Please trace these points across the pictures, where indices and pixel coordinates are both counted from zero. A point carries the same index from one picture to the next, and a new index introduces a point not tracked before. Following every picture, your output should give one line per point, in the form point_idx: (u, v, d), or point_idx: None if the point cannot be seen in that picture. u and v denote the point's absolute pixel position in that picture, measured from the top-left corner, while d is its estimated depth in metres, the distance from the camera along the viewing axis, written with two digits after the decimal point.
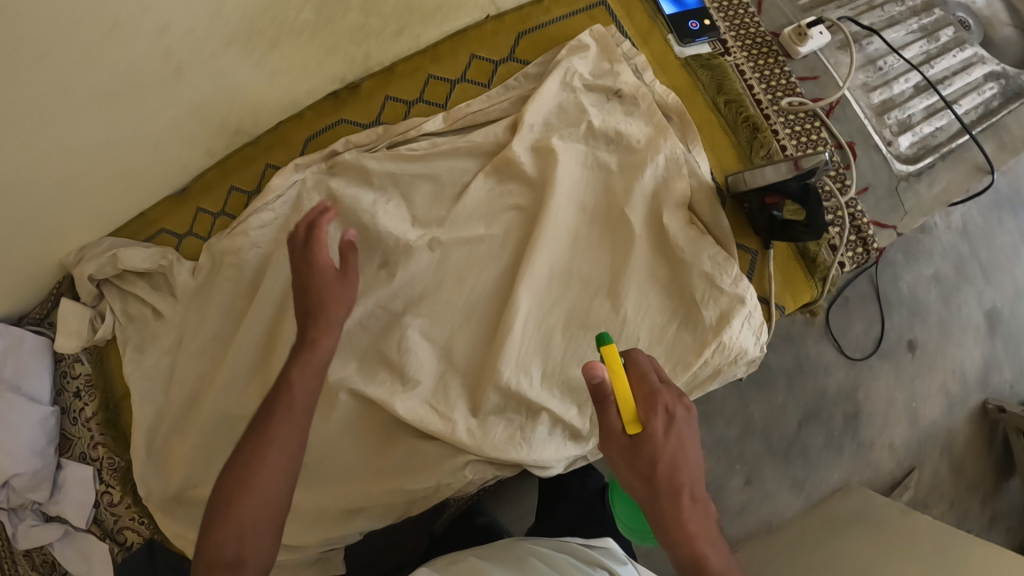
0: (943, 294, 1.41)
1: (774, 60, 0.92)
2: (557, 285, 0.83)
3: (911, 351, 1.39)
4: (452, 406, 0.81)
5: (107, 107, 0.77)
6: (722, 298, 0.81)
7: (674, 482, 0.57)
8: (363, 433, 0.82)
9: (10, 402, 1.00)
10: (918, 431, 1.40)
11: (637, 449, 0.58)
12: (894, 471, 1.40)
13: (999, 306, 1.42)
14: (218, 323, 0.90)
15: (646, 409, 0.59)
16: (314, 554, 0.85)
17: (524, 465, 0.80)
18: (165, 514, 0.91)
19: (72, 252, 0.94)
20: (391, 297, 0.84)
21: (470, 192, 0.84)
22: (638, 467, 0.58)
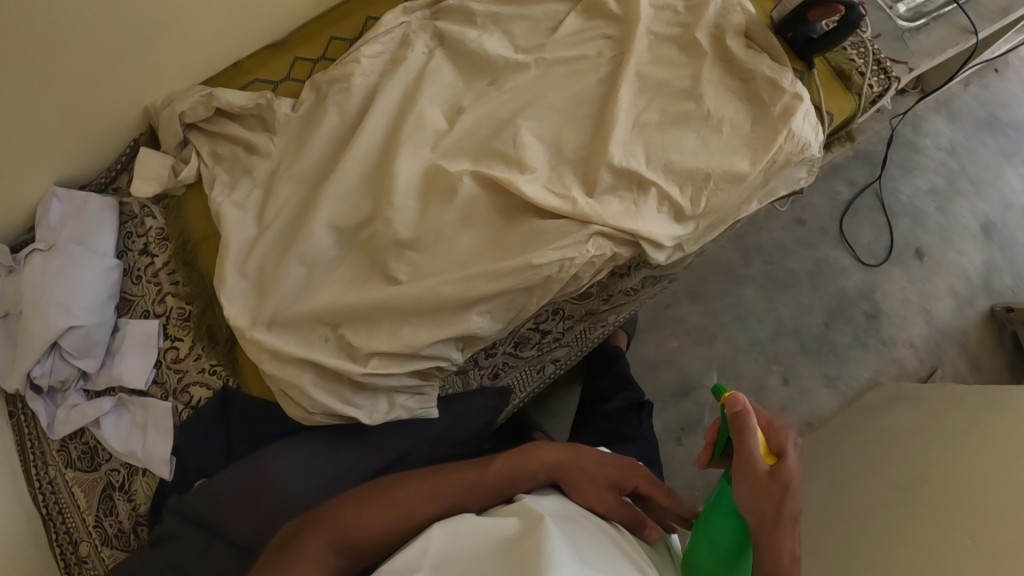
0: (940, 206, 1.47)
1: None
2: (646, 94, 0.96)
3: (919, 257, 1.45)
4: (568, 186, 0.88)
5: None
6: (784, 94, 0.96)
7: (793, 509, 0.61)
8: (480, 216, 0.87)
9: (77, 257, 1.01)
10: (935, 330, 1.43)
11: (772, 483, 0.62)
12: (918, 370, 1.42)
13: (992, 217, 1.48)
14: (321, 151, 0.93)
15: (780, 445, 0.64)
16: (422, 343, 0.85)
17: (637, 239, 0.88)
18: (250, 333, 0.88)
19: (161, 99, 1.03)
20: (499, 106, 0.92)
21: (566, 23, 0.98)
22: (769, 497, 0.62)
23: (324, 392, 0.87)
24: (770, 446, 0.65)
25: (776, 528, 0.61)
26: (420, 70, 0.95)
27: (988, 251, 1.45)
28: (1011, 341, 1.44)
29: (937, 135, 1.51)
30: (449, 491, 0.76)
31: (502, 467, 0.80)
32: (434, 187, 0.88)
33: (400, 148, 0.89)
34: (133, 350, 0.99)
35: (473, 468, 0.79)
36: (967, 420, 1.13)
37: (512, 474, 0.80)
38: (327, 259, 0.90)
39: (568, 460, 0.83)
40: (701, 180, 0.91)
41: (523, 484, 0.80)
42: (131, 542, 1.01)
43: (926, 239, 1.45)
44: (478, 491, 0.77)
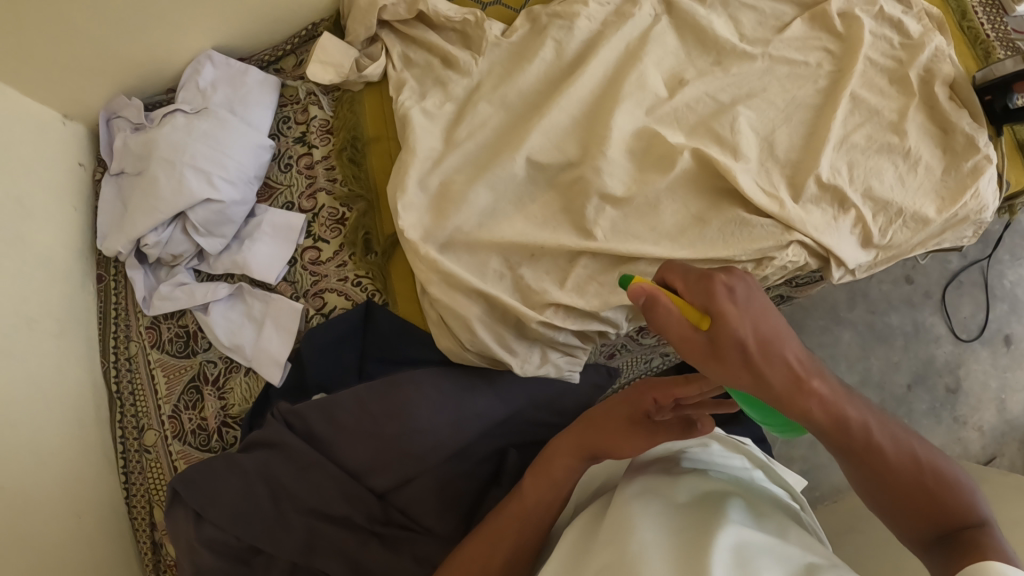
0: None
1: (996, 10, 1.13)
2: (858, 115, 0.94)
3: (1007, 344, 1.46)
4: (776, 186, 0.85)
5: None
6: (977, 153, 0.95)
7: (767, 351, 0.53)
8: (688, 192, 0.84)
9: (228, 125, 0.94)
10: (1004, 420, 1.45)
11: (722, 353, 0.53)
12: (979, 454, 1.44)
13: None
14: (529, 86, 0.89)
15: (706, 300, 0.54)
16: (602, 303, 0.81)
17: (826, 256, 0.87)
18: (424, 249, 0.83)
19: None
20: (720, 89, 0.90)
21: (793, 25, 0.96)
22: (743, 370, 0.53)
23: (491, 329, 0.82)
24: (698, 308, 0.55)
25: (779, 394, 0.54)
26: (644, 34, 0.92)
27: None
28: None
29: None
30: (514, 521, 0.72)
31: (530, 485, 0.74)
32: (646, 153, 0.85)
33: (618, 104, 0.86)
34: (271, 242, 0.93)
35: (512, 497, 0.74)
36: None
37: (548, 483, 0.73)
38: (518, 193, 0.85)
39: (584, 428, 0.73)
40: (891, 212, 0.90)
41: (563, 483, 0.73)
42: (211, 443, 0.93)
43: (1018, 328, 1.47)
44: (530, 521, 0.72)
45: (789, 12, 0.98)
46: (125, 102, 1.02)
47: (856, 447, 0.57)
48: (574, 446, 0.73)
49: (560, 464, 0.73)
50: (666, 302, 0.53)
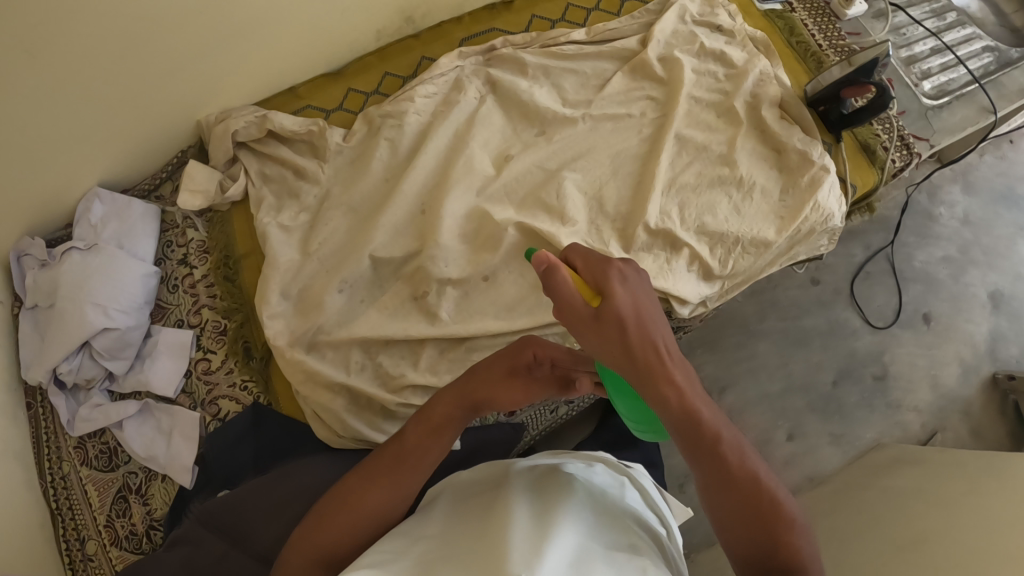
0: (952, 273, 1.56)
1: (828, 19, 1.14)
2: (686, 154, 0.98)
3: (927, 322, 1.52)
4: (606, 242, 0.91)
5: None
6: (811, 165, 0.98)
7: (643, 332, 0.57)
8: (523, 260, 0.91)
9: (118, 259, 1.02)
10: (938, 396, 1.48)
11: (603, 326, 0.57)
12: (920, 434, 1.45)
13: (1001, 286, 1.55)
14: (373, 184, 0.99)
15: (600, 280, 0.59)
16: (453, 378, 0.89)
17: (668, 298, 0.90)
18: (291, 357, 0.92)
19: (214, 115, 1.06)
20: (547, 158, 0.97)
21: (613, 81, 1.02)
22: (618, 344, 0.57)
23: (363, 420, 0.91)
24: (592, 287, 0.59)
25: (642, 374, 0.57)
26: (471, 117, 1.00)
27: (996, 320, 1.52)
28: (1013, 410, 1.48)
29: (952, 206, 1.60)
30: (396, 478, 0.68)
31: (415, 434, 0.71)
32: (480, 230, 0.93)
33: (449, 191, 0.94)
34: (170, 358, 1.01)
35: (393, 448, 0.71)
36: (967, 486, 1.10)
37: (432, 431, 0.71)
38: (363, 286, 0.95)
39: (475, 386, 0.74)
40: (728, 243, 0.94)
41: (447, 435, 0.71)
42: (142, 545, 1.01)
43: (935, 305, 1.53)
44: (410, 471, 0.69)
45: (609, 68, 1.04)
46: (29, 243, 1.12)
47: (703, 450, 0.59)
48: (463, 394, 0.72)
49: (448, 408, 0.71)
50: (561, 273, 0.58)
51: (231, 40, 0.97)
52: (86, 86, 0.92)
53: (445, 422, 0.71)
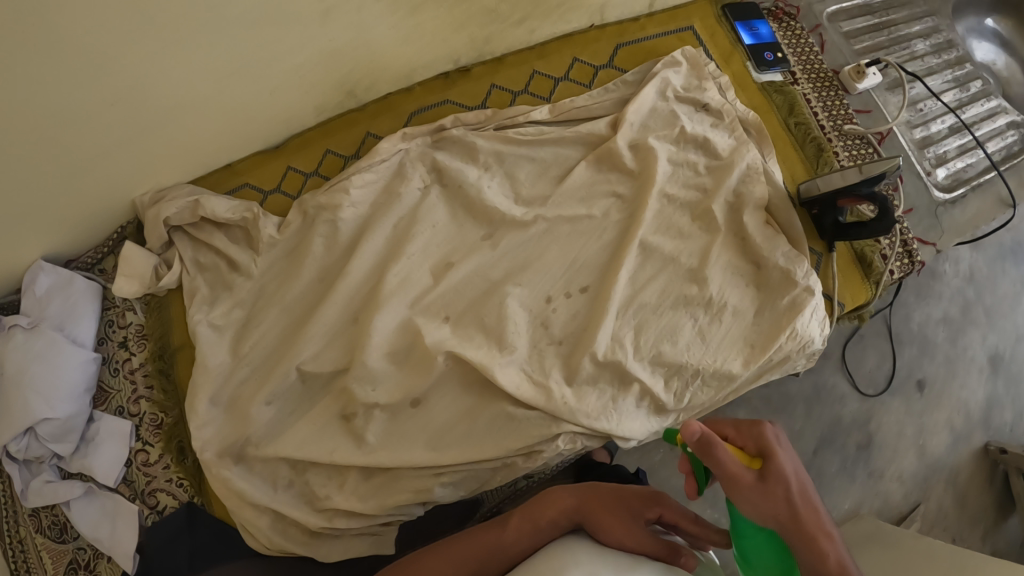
0: (951, 335, 1.46)
1: (834, 93, 1.03)
2: (649, 266, 0.89)
3: (919, 389, 1.43)
4: (548, 372, 0.84)
5: (242, 38, 0.80)
6: (794, 287, 0.88)
7: (807, 495, 0.65)
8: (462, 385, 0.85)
9: (57, 343, 0.99)
10: (925, 464, 1.41)
11: (767, 485, 0.65)
12: (902, 505, 1.39)
13: (1000, 350, 1.48)
14: (306, 284, 0.92)
15: (756, 444, 0.70)
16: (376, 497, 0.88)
17: (608, 436, 0.84)
18: (217, 471, 0.91)
19: (149, 193, 0.98)
20: (492, 266, 0.88)
21: (574, 173, 0.91)
22: (777, 500, 0.64)
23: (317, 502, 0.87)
24: (752, 451, 0.69)
25: (802, 527, 0.63)
26: (412, 213, 0.91)
27: (993, 387, 1.45)
28: (1001, 481, 1.45)
29: (958, 262, 1.51)
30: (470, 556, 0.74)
31: (517, 524, 0.76)
32: (414, 348, 0.87)
33: (380, 305, 0.87)
34: (107, 449, 0.99)
35: (492, 529, 0.77)
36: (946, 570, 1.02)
37: (531, 526, 0.76)
38: (288, 397, 0.91)
39: (587, 499, 0.78)
40: (686, 374, 0.85)
41: (545, 536, 0.75)
42: None
43: (929, 371, 1.43)
44: (495, 557, 0.74)
45: (570, 157, 0.93)
46: None
47: None
48: (564, 499, 0.78)
49: (553, 508, 0.77)
50: (719, 443, 0.66)
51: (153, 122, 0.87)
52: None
53: (542, 524, 0.75)
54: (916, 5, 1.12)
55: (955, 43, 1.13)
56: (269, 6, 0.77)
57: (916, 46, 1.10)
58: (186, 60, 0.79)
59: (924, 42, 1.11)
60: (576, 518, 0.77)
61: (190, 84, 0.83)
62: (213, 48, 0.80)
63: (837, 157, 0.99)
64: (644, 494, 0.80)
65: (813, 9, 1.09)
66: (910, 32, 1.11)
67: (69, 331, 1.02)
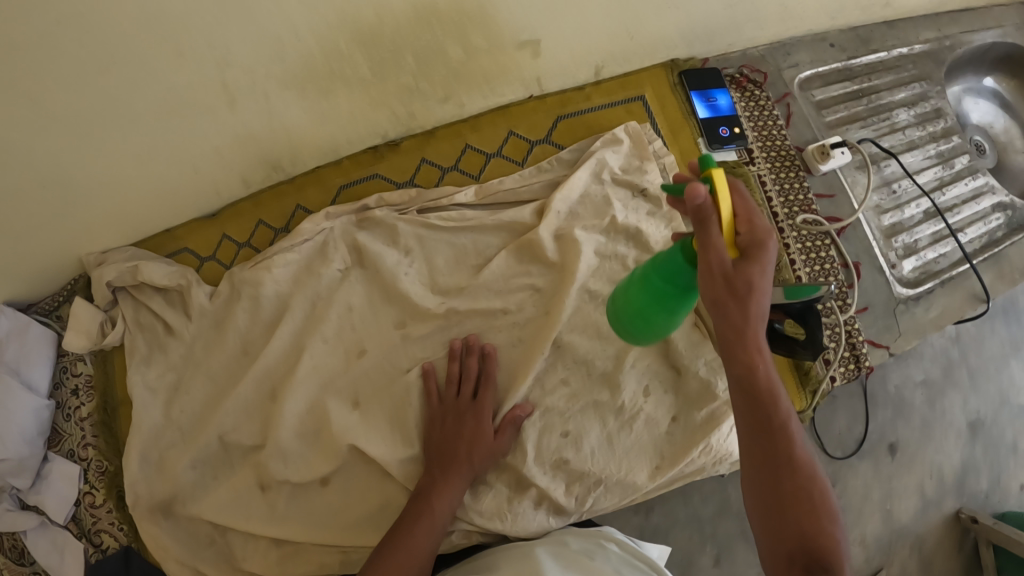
0: (929, 398, 1.39)
1: (794, 175, 0.96)
2: (561, 367, 0.87)
3: (891, 452, 1.34)
4: None
5: (155, 125, 0.81)
6: (715, 399, 0.86)
7: (746, 287, 0.59)
8: (370, 465, 0.88)
9: (9, 386, 1.03)
10: (892, 529, 1.33)
11: (732, 279, 0.59)
12: (864, 568, 1.31)
13: (982, 414, 1.43)
14: (227, 355, 0.94)
15: (749, 231, 0.60)
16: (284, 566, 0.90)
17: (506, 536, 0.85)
18: (152, 522, 0.93)
19: (94, 253, 0.99)
20: (402, 354, 0.88)
21: (492, 264, 0.88)
22: (731, 300, 0.60)
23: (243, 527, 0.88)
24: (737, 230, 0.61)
25: (741, 335, 0.60)
26: (329, 294, 0.90)
27: (970, 451, 1.38)
28: (970, 547, 1.39)
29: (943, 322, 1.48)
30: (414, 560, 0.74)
31: (431, 512, 0.77)
32: (321, 432, 0.88)
33: (290, 386, 0.88)
34: (59, 489, 1.05)
35: (404, 535, 0.75)
36: None
37: (434, 512, 0.78)
38: (210, 460, 0.93)
39: (444, 456, 0.81)
40: (588, 482, 0.85)
41: (448, 508, 0.79)
42: None
43: (903, 434, 1.35)
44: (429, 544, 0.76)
45: (491, 244, 0.90)
46: None
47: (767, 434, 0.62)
48: (440, 476, 0.80)
49: (439, 490, 0.79)
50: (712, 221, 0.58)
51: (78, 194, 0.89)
52: None
53: (438, 499, 0.78)
54: (903, 69, 1.09)
55: (943, 112, 1.08)
56: (171, 95, 0.78)
57: (898, 117, 1.05)
58: (95, 143, 0.80)
59: (907, 112, 1.06)
60: (463, 478, 0.80)
61: (111, 167, 0.84)
62: (123, 136, 0.81)
63: (787, 250, 0.93)
64: (457, 409, 0.83)
65: (783, 75, 1.01)
66: (893, 99, 1.06)
67: (25, 376, 1.07)
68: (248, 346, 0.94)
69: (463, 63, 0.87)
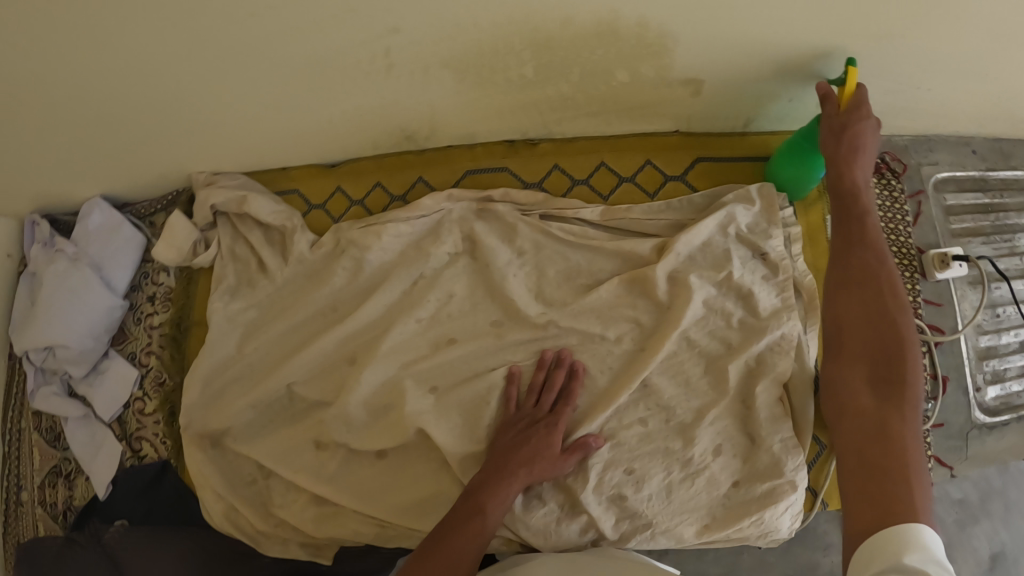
0: (960, 521, 1.35)
1: (909, 275, 0.96)
2: (641, 406, 0.87)
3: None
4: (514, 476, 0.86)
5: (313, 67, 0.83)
6: (779, 477, 0.86)
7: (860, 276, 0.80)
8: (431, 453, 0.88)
9: (88, 277, 1.08)
10: None
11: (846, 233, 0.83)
12: None
13: (1007, 549, 1.37)
14: (317, 309, 0.94)
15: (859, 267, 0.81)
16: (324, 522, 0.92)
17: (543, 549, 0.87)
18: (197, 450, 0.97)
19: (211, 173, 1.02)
20: (491, 354, 0.88)
21: (601, 289, 0.88)
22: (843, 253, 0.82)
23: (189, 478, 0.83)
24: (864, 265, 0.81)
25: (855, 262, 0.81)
26: (433, 276, 0.91)
27: None
28: None
29: None
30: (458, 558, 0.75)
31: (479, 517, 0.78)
32: (393, 408, 0.88)
33: (376, 355, 0.89)
34: (111, 388, 1.08)
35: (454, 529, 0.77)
36: None
37: (479, 514, 0.78)
38: (277, 405, 0.95)
39: (500, 462, 0.81)
40: (638, 522, 0.86)
41: (495, 516, 0.78)
42: (59, 519, 1.13)
43: None
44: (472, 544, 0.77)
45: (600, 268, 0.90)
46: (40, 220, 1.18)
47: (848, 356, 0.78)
48: (489, 483, 0.80)
49: (486, 495, 0.79)
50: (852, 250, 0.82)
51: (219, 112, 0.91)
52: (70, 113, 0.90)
53: (485, 502, 0.78)
54: None
55: None
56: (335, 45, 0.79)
57: (1020, 241, 1.04)
58: (254, 75, 0.84)
59: None
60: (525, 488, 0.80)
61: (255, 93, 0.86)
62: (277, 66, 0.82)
63: None
64: (523, 423, 0.83)
65: (922, 171, 1.01)
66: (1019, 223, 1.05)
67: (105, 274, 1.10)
68: (338, 304, 0.94)
69: (623, 86, 0.86)
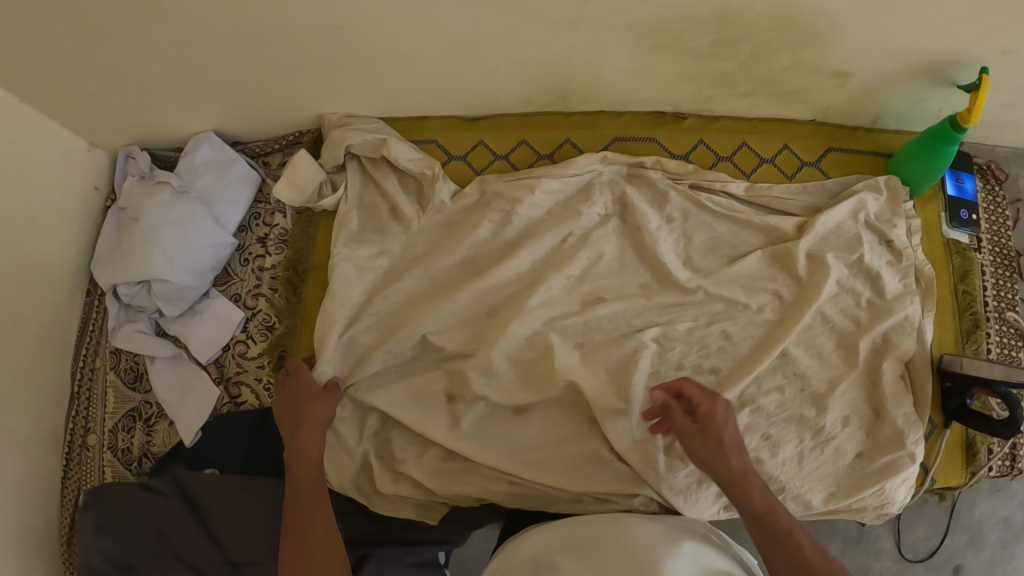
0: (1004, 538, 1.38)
1: (1009, 275, 1.02)
2: (779, 373, 0.90)
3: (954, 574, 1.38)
4: (654, 436, 0.87)
5: (492, 20, 0.81)
6: (901, 449, 0.88)
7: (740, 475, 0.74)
8: (571, 410, 0.88)
9: (196, 211, 1.03)
10: None
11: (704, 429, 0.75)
12: None
13: None
14: (455, 260, 0.93)
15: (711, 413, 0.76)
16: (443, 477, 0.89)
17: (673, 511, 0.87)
18: None
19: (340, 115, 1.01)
20: (639, 312, 0.90)
21: (746, 260, 0.91)
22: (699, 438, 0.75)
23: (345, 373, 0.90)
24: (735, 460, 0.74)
25: (727, 476, 0.74)
26: (582, 235, 0.92)
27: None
28: None
29: None
30: None
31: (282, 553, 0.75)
32: (537, 360, 0.89)
33: (522, 308, 0.88)
34: (214, 328, 1.03)
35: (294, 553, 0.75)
36: None
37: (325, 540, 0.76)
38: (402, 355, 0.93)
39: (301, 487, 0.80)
40: (772, 487, 0.88)
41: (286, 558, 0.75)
42: (132, 465, 1.07)
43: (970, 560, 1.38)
44: None
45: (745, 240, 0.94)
46: (138, 151, 1.12)
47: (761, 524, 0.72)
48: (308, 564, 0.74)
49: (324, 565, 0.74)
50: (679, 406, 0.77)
51: (376, 59, 0.89)
52: (222, 40, 0.87)
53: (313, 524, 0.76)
54: None
55: None
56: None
57: None
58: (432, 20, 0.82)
59: None
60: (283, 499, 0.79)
61: (427, 40, 0.85)
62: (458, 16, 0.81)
63: (987, 340, 0.99)
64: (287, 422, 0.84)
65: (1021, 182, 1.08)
66: None
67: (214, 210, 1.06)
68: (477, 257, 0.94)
69: (784, 71, 0.90)
